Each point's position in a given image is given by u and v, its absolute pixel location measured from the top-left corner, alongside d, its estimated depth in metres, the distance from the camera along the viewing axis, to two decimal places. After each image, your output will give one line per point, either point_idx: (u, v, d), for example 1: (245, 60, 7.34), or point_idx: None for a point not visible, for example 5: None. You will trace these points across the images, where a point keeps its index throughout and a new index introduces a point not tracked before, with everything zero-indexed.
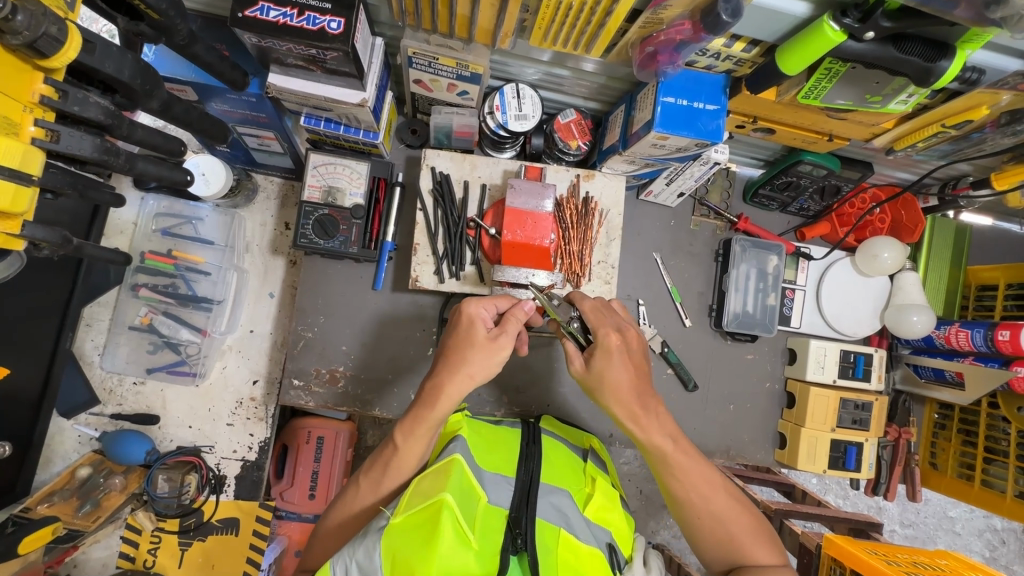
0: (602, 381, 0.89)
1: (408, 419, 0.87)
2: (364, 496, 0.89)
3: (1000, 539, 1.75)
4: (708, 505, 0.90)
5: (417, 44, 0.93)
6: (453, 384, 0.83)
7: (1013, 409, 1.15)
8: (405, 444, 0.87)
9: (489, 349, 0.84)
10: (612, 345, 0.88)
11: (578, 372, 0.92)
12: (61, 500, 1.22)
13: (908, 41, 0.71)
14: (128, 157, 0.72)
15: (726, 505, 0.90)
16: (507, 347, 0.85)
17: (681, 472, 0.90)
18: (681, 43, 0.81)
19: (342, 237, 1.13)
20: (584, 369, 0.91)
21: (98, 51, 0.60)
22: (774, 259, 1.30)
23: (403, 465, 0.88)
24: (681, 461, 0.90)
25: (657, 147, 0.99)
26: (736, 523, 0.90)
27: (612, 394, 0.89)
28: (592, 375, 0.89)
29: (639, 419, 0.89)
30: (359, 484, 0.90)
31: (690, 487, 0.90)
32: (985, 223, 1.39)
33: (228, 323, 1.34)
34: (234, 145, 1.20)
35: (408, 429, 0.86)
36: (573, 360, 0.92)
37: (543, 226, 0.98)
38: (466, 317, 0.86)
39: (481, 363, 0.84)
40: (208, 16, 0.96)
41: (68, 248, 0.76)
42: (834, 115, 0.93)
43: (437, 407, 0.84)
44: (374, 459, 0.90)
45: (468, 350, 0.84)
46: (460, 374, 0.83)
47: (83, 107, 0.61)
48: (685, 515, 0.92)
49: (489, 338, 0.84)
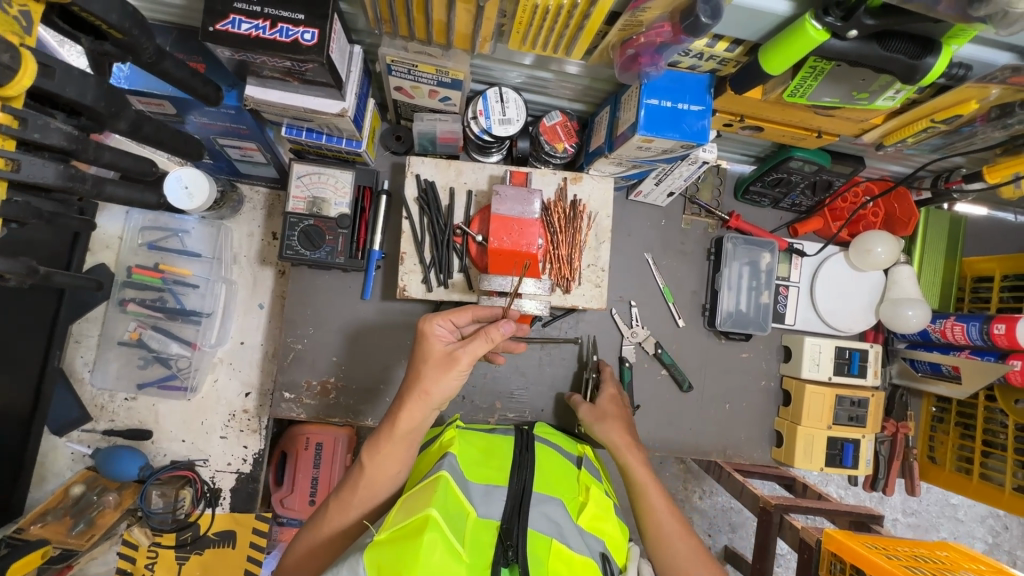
0: (602, 416, 1.09)
1: (370, 440, 0.91)
2: (336, 518, 0.90)
3: (1002, 525, 1.74)
4: (667, 530, 0.95)
5: (395, 51, 0.91)
6: (413, 403, 0.87)
7: (1012, 401, 1.13)
8: (370, 463, 0.89)
9: (446, 363, 0.86)
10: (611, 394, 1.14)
11: (586, 414, 1.11)
12: (55, 520, 1.21)
13: (893, 37, 0.69)
14: (97, 180, 0.71)
15: (684, 535, 0.94)
16: (465, 360, 0.85)
17: (649, 499, 0.97)
18: (662, 45, 0.79)
19: (328, 248, 1.12)
20: (590, 410, 1.11)
21: (58, 75, 0.58)
22: (768, 256, 1.27)
23: (367, 486, 0.90)
24: (653, 491, 0.98)
25: (643, 149, 0.97)
26: (687, 555, 0.92)
27: (605, 428, 1.07)
28: (596, 411, 1.10)
29: (621, 449, 1.04)
30: (329, 508, 0.91)
31: (654, 513, 0.96)
32: (981, 212, 1.37)
33: (219, 336, 1.33)
34: (217, 157, 1.18)
35: (373, 447, 0.90)
36: (580, 405, 1.13)
37: (530, 232, 0.96)
38: (424, 336, 0.89)
39: (436, 378, 0.86)
40: (181, 28, 0.94)
41: (37, 276, 0.74)
42: (822, 112, 0.91)
43: (397, 426, 0.88)
44: (345, 480, 0.93)
45: (424, 365, 0.87)
46: (416, 389, 0.86)
47: (44, 134, 0.58)
48: (647, 541, 0.96)
49: (446, 352, 0.87)
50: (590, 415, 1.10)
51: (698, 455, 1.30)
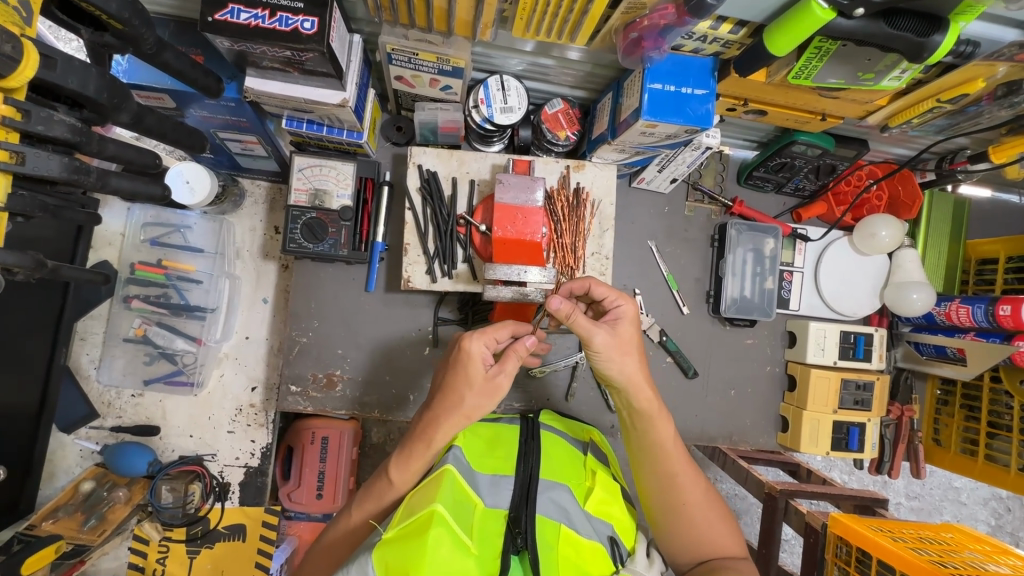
0: (625, 350, 0.84)
1: (402, 454, 0.90)
2: (356, 516, 0.91)
3: (1005, 507, 1.75)
4: (694, 493, 0.91)
5: (395, 40, 0.90)
6: (451, 422, 0.85)
7: (1016, 382, 1.14)
8: (399, 475, 0.90)
9: (488, 390, 0.84)
10: (630, 314, 0.87)
11: (599, 346, 0.82)
12: (66, 516, 1.22)
13: (899, 15, 0.69)
14: (101, 172, 0.70)
15: (705, 504, 0.91)
16: (506, 386, 0.84)
17: (673, 463, 0.90)
18: (666, 28, 0.79)
19: (332, 240, 1.11)
20: (611, 338, 0.83)
21: (60, 67, 0.58)
22: (771, 241, 1.27)
23: (398, 495, 0.91)
24: (674, 451, 0.91)
25: (646, 135, 0.97)
26: (710, 515, 0.91)
27: (623, 365, 0.84)
28: (617, 341, 0.83)
29: (646, 397, 0.87)
30: (353, 511, 0.92)
31: (679, 475, 0.90)
32: (984, 194, 1.37)
33: (223, 331, 1.33)
34: (217, 151, 1.18)
35: (403, 463, 0.89)
36: (594, 334, 0.82)
37: (534, 220, 0.96)
38: (468, 357, 0.83)
39: (478, 403, 0.84)
40: (179, 20, 0.93)
41: (43, 270, 0.73)
42: (828, 93, 0.91)
43: (433, 442, 0.86)
44: (370, 487, 0.93)
45: (468, 391, 0.83)
46: (458, 414, 0.84)
47: (47, 125, 0.58)
48: (668, 506, 0.91)
49: (489, 379, 0.84)
50: (606, 347, 0.83)
51: (703, 441, 1.30)
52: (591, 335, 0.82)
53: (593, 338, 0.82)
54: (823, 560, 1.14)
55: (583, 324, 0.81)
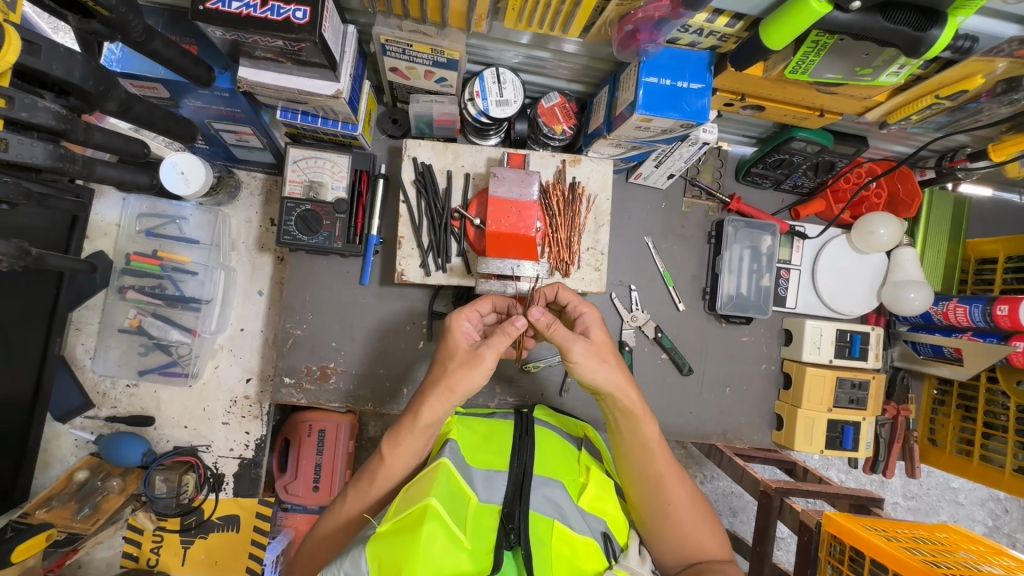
0: (602, 355, 0.85)
1: (391, 431, 0.89)
2: (350, 508, 0.91)
3: (1002, 508, 1.74)
4: (680, 493, 0.91)
5: (389, 30, 0.89)
6: (447, 405, 0.85)
7: (1013, 383, 1.13)
8: (388, 455, 0.88)
9: (470, 361, 0.83)
10: (594, 320, 0.90)
11: (580, 356, 0.83)
12: (60, 504, 1.23)
13: (897, 8, 0.67)
14: (86, 161, 0.72)
15: (689, 508, 0.91)
16: (488, 359, 0.83)
17: (658, 462, 0.90)
18: (661, 20, 0.79)
19: (327, 233, 1.10)
20: (588, 349, 0.84)
21: (44, 53, 0.58)
22: (769, 238, 1.26)
23: (390, 476, 0.90)
24: (660, 450, 0.90)
25: (642, 129, 0.96)
26: (697, 516, 0.92)
27: (606, 370, 0.84)
28: (594, 349, 0.84)
29: (633, 396, 0.86)
30: (348, 496, 0.91)
31: (665, 475, 0.90)
32: (986, 193, 1.36)
33: (218, 323, 1.33)
34: (212, 142, 1.17)
35: (393, 440, 0.88)
36: (572, 345, 0.83)
37: (528, 214, 0.93)
38: (451, 331, 0.87)
39: (462, 376, 0.83)
40: (173, 9, 0.93)
41: (25, 258, 0.76)
42: (825, 88, 0.90)
43: (431, 425, 0.86)
44: (361, 469, 0.92)
45: (449, 361, 0.85)
46: (441, 386, 0.84)
47: (32, 112, 0.57)
48: (654, 505, 0.91)
49: (470, 350, 0.84)
50: (585, 358, 0.83)
51: (698, 438, 1.30)
52: (569, 345, 0.83)
53: (571, 349, 0.83)
54: (817, 558, 1.13)
55: (561, 334, 0.83)
